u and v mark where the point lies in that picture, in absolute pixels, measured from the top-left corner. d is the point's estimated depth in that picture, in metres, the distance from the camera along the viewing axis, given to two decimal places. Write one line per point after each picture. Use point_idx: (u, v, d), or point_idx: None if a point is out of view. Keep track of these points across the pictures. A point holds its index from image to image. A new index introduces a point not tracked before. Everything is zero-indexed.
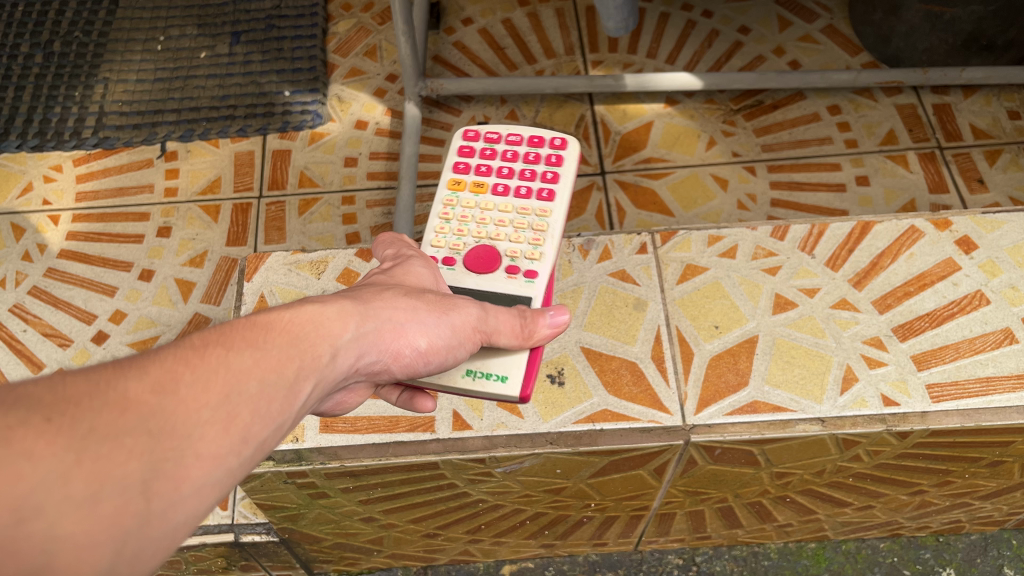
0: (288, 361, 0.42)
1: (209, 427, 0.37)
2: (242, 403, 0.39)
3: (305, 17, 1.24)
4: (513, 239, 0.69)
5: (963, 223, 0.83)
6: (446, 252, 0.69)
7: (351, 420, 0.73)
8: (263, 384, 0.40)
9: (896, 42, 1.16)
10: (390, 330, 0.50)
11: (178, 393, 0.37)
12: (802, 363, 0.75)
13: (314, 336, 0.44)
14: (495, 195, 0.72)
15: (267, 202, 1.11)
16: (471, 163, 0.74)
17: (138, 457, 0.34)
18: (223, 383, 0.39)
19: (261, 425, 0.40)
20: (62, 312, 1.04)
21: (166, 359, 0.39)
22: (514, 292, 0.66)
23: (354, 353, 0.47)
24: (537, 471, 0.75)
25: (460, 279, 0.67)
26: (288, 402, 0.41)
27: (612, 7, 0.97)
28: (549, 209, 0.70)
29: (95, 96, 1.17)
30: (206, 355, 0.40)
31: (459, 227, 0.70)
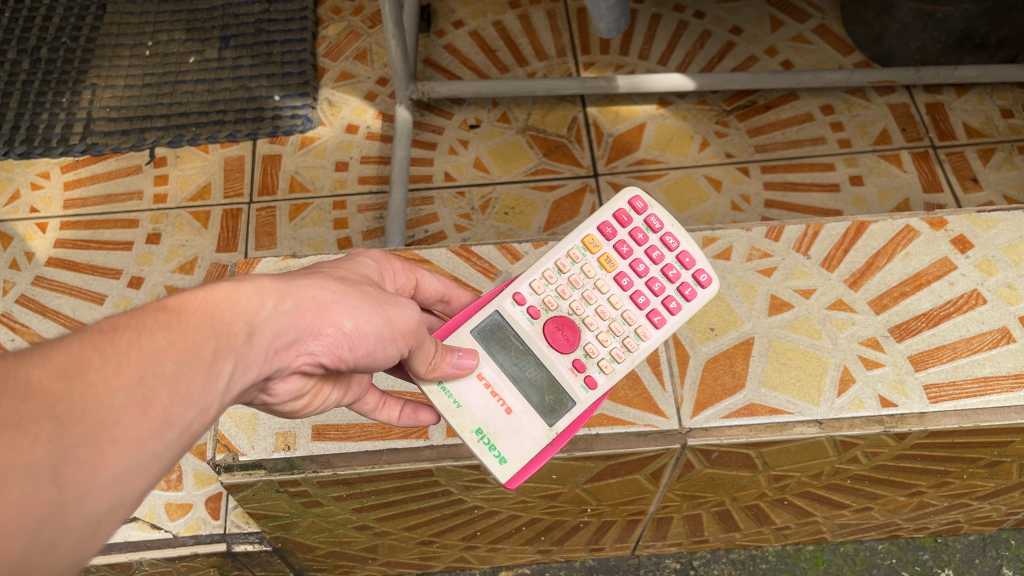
0: (206, 340, 0.41)
1: (125, 411, 0.36)
2: (160, 384, 0.38)
3: (295, 21, 1.23)
4: (597, 336, 0.67)
5: (958, 222, 0.83)
6: (537, 301, 0.68)
7: (343, 427, 0.72)
8: (181, 364, 0.39)
9: (888, 41, 1.16)
10: (314, 308, 0.48)
11: (87, 378, 0.36)
12: (799, 365, 0.74)
13: (231, 314, 0.43)
14: (617, 282, 0.69)
15: (257, 208, 1.10)
16: (621, 236, 0.70)
17: (44, 444, 0.33)
18: (138, 365, 0.38)
19: (184, 407, 0.38)
20: (50, 321, 1.02)
21: (73, 344, 0.37)
22: (568, 396, 0.65)
23: (275, 331, 0.45)
24: (532, 477, 0.74)
25: (529, 334, 0.67)
26: (210, 382, 0.40)
27: (603, 8, 0.96)
28: (650, 333, 0.67)
29: (83, 102, 1.16)
30: (117, 338, 0.38)
31: (561, 289, 0.68)
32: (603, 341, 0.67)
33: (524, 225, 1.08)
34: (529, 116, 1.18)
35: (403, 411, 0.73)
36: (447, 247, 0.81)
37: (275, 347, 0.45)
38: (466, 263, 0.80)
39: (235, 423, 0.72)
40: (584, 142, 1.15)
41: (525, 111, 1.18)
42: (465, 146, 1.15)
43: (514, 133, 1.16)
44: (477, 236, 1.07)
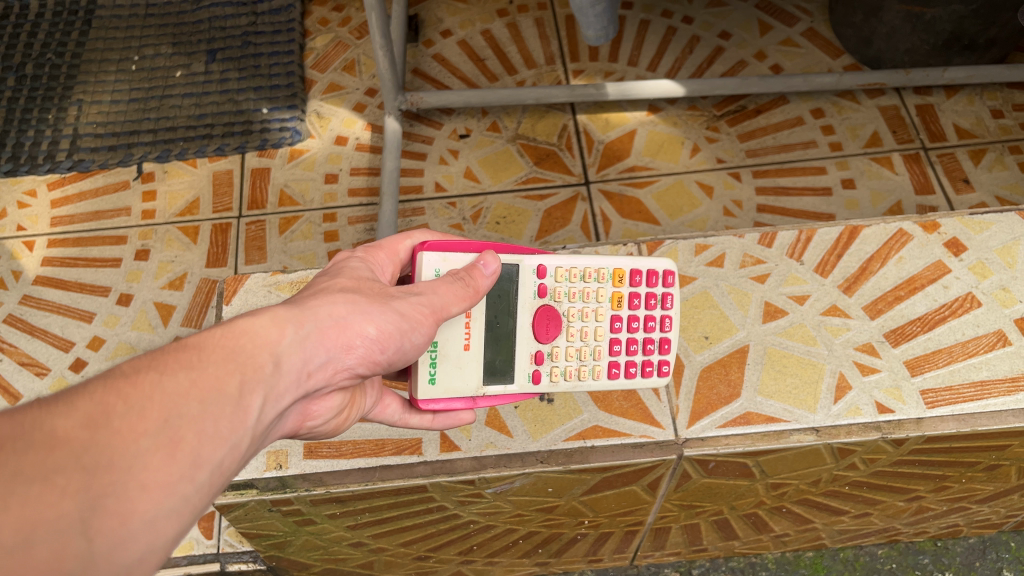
0: (229, 376, 0.39)
1: (154, 455, 0.34)
2: (187, 425, 0.36)
3: (282, 32, 1.23)
4: (565, 343, 0.68)
5: (951, 225, 0.82)
6: (550, 287, 0.69)
7: (335, 445, 0.71)
8: (206, 403, 0.37)
9: (877, 43, 1.16)
10: (334, 327, 0.47)
11: (112, 425, 0.34)
12: (794, 373, 0.74)
13: (252, 346, 0.41)
14: (608, 320, 0.71)
15: (246, 222, 1.09)
16: (641, 293, 0.72)
17: (72, 496, 0.31)
18: (162, 406, 0.36)
19: (213, 446, 0.37)
20: (38, 340, 1.01)
21: (94, 391, 0.35)
22: (506, 370, 0.67)
23: (302, 356, 0.44)
24: (528, 490, 0.73)
25: (524, 304, 0.68)
26: (237, 418, 0.38)
27: (591, 15, 0.96)
28: (600, 376, 0.68)
29: (68, 118, 1.15)
30: (140, 381, 0.36)
31: (572, 291, 0.70)
32: (565, 354, 0.68)
33: (516, 234, 1.07)
34: (519, 125, 1.17)
35: (396, 428, 0.72)
36: None
37: (305, 372, 0.44)
38: None
39: None
40: (575, 150, 1.14)
41: (515, 120, 1.17)
42: (455, 156, 1.14)
43: (504, 142, 1.16)
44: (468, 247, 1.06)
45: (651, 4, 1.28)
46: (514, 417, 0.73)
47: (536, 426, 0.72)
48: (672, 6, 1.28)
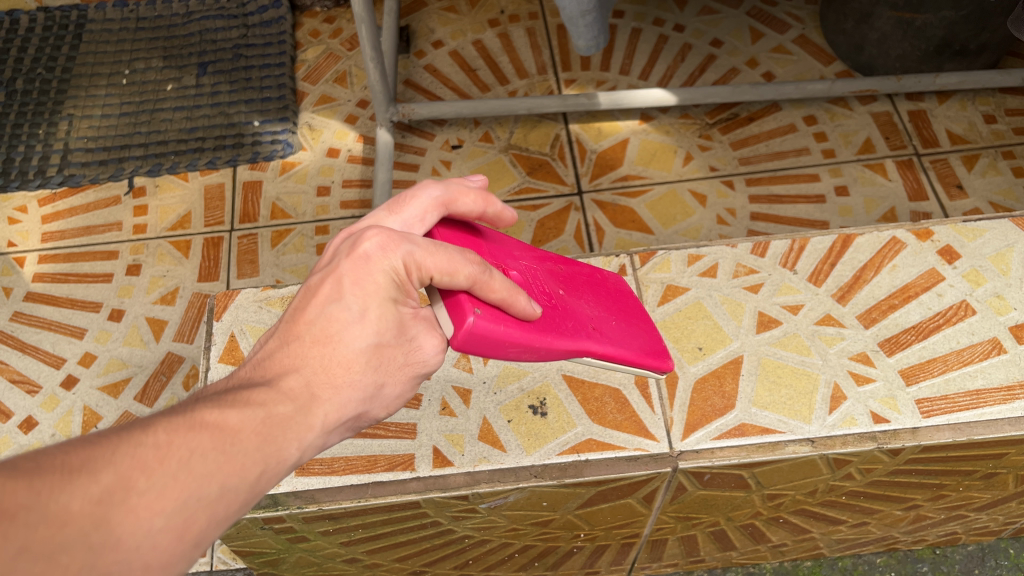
0: (251, 464, 0.41)
1: (160, 537, 0.36)
2: (198, 510, 0.38)
3: (273, 45, 1.23)
4: None
5: (944, 232, 0.82)
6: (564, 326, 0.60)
7: (327, 462, 0.70)
8: (223, 488, 0.39)
9: (869, 50, 1.16)
10: (353, 404, 0.48)
11: (131, 503, 0.36)
12: (789, 383, 0.73)
13: (280, 435, 0.43)
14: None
15: (238, 235, 1.09)
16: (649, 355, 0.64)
17: (78, 575, 0.33)
18: (182, 488, 0.37)
19: (211, 529, 0.39)
20: (29, 357, 1.01)
21: (125, 460, 0.36)
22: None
23: (316, 439, 0.45)
24: (523, 505, 0.73)
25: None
26: (243, 504, 0.40)
27: (582, 25, 0.96)
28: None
29: (59, 133, 1.15)
30: (169, 457, 0.38)
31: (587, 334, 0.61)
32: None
33: None
34: (512, 135, 1.17)
35: (388, 443, 0.71)
36: None
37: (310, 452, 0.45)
38: None
39: None
40: (567, 160, 1.14)
41: (507, 130, 1.17)
42: (448, 167, 1.14)
43: (496, 152, 1.15)
44: None
45: (643, 13, 1.28)
46: (507, 431, 0.72)
47: (530, 440, 0.71)
48: (663, 14, 1.28)
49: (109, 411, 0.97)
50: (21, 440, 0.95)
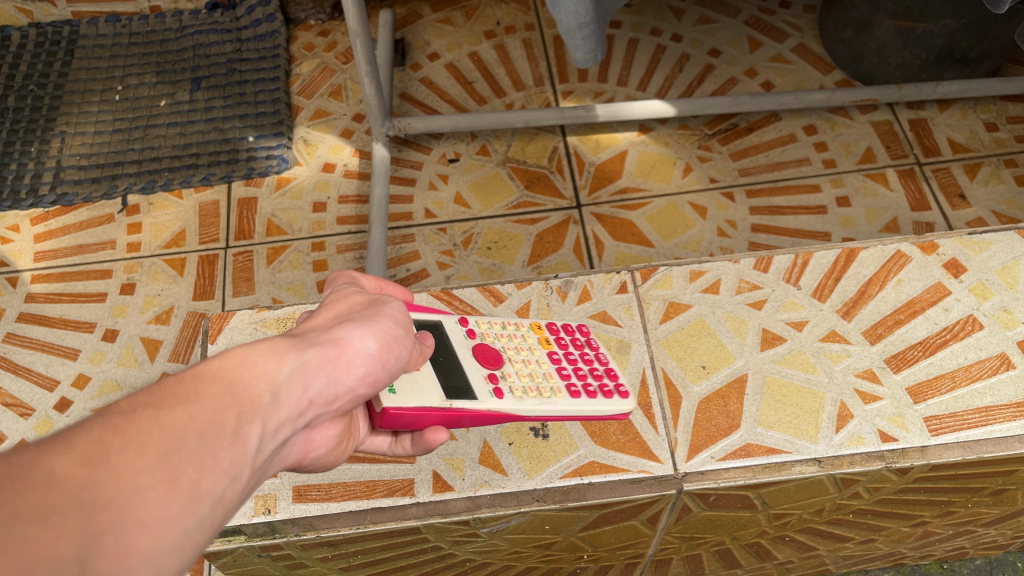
0: (228, 407, 0.37)
1: (152, 490, 0.33)
2: (185, 459, 0.34)
3: (267, 59, 1.22)
4: (516, 371, 0.64)
5: (950, 246, 0.81)
6: (478, 329, 0.66)
7: (325, 487, 0.69)
8: (205, 436, 0.35)
9: (868, 58, 1.15)
10: (333, 348, 0.43)
11: (111, 462, 0.32)
12: (795, 402, 0.72)
13: (250, 376, 0.39)
14: (549, 357, 0.67)
15: (234, 253, 1.07)
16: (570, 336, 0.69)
17: (71, 535, 0.30)
18: (160, 442, 0.34)
19: (213, 479, 0.35)
20: (22, 379, 0.99)
21: (91, 429, 0.33)
22: (472, 389, 0.61)
23: (302, 384, 0.41)
24: (525, 529, 0.71)
25: (457, 342, 0.64)
26: (237, 450, 0.36)
27: (579, 38, 0.95)
28: (563, 394, 0.63)
29: (52, 151, 1.14)
30: (136, 418, 0.34)
31: (498, 333, 0.67)
32: (519, 377, 0.64)
33: (509, 259, 1.06)
34: (509, 148, 1.16)
35: (387, 467, 0.70)
36: (428, 290, 0.79)
37: (308, 401, 0.41)
38: (449, 307, 0.78)
39: None
40: (566, 172, 1.13)
41: (504, 142, 1.16)
42: (445, 181, 1.13)
43: (494, 165, 1.14)
44: (460, 273, 1.05)
45: (640, 23, 1.27)
46: (508, 454, 0.70)
47: (532, 463, 0.70)
48: (660, 24, 1.27)
49: None
50: None
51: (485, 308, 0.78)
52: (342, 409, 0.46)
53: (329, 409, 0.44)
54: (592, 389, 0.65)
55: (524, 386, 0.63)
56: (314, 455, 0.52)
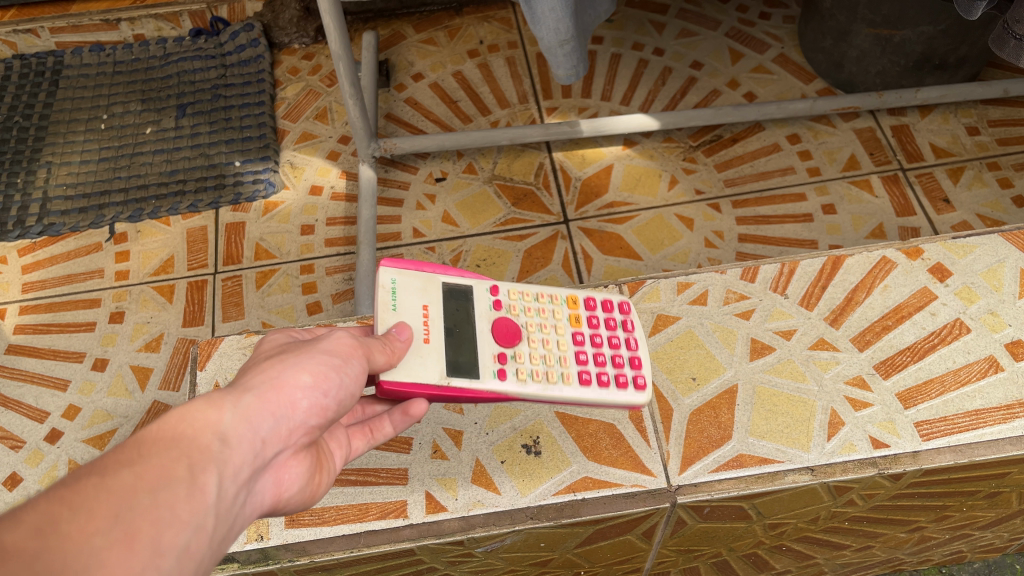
0: (175, 460, 0.35)
1: (110, 552, 0.31)
2: (140, 516, 0.32)
3: (252, 84, 1.23)
4: (532, 347, 0.64)
5: (934, 250, 0.81)
6: (505, 302, 0.66)
7: (318, 512, 0.68)
8: (156, 492, 0.33)
9: (849, 67, 1.16)
10: (269, 388, 0.43)
11: (62, 530, 0.30)
12: (786, 412, 0.72)
13: (192, 429, 0.37)
14: (572, 339, 0.65)
15: (223, 278, 1.07)
16: (598, 317, 0.68)
17: None
18: (111, 504, 0.32)
19: (174, 531, 0.33)
20: (12, 412, 0.98)
21: (37, 503, 0.31)
22: (476, 367, 0.61)
23: (247, 426, 0.40)
24: (520, 547, 0.71)
25: (479, 315, 0.64)
26: (193, 500, 0.34)
27: (560, 55, 0.95)
28: (572, 381, 0.62)
29: (38, 181, 1.14)
30: (82, 485, 0.32)
31: (527, 308, 0.66)
32: (531, 359, 0.63)
33: (498, 276, 1.06)
34: (495, 165, 1.16)
35: (379, 489, 0.69)
36: None
37: (257, 441, 0.40)
38: None
39: None
40: (553, 188, 1.14)
41: (491, 160, 1.17)
42: (433, 200, 1.13)
43: (481, 183, 1.15)
44: None
45: (622, 38, 1.28)
46: (501, 472, 0.70)
47: (524, 480, 0.69)
48: (642, 38, 1.28)
49: None
50: (6, 498, 0.93)
51: None
52: (297, 447, 0.45)
53: (285, 449, 0.43)
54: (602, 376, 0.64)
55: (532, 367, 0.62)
56: (288, 509, 0.49)
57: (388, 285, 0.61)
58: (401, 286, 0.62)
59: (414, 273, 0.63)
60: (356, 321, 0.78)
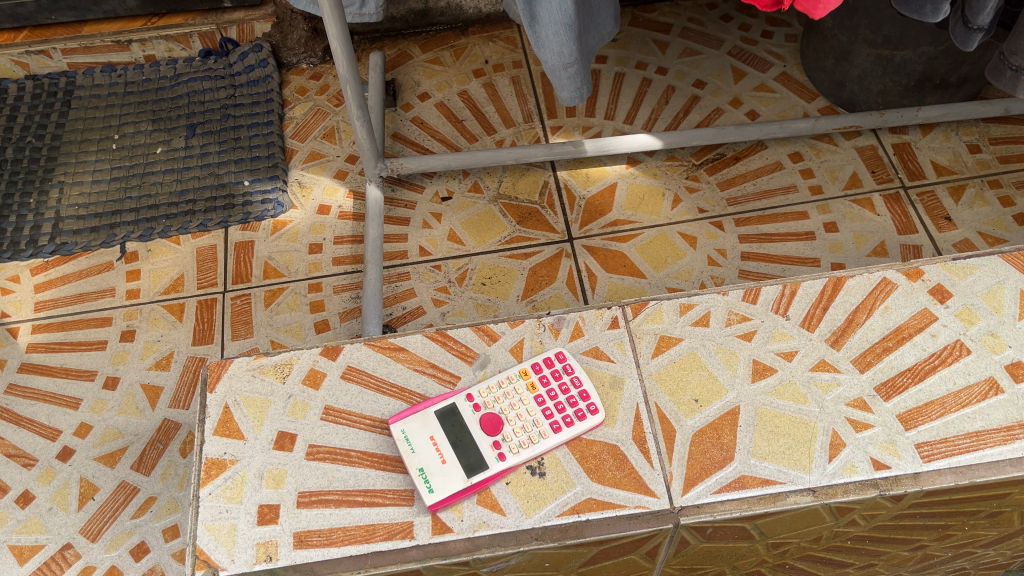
0: None
1: None
2: None
3: (260, 104, 1.25)
4: (515, 429, 0.73)
5: (935, 271, 0.82)
6: (478, 395, 0.75)
7: (326, 533, 0.69)
8: None
9: (850, 86, 1.17)
10: None
11: None
12: (788, 433, 0.73)
13: None
14: (540, 405, 0.74)
15: (232, 296, 1.09)
16: (549, 376, 0.76)
17: None
18: None
19: None
20: (25, 430, 1.00)
21: None
22: (482, 462, 0.71)
23: None
24: (525, 567, 0.72)
25: (464, 419, 0.74)
26: None
27: (564, 77, 0.96)
28: (550, 434, 0.73)
29: (51, 201, 1.16)
30: None
31: (496, 392, 0.75)
32: (516, 433, 0.73)
33: (503, 294, 1.07)
34: (501, 184, 1.18)
35: (386, 511, 0.70)
36: (422, 332, 0.80)
37: None
38: (443, 348, 0.79)
39: (214, 536, 0.69)
40: (557, 207, 1.15)
41: (496, 179, 1.18)
42: (439, 219, 1.14)
43: (486, 202, 1.16)
44: (456, 310, 1.06)
45: (625, 57, 1.30)
46: (506, 493, 0.71)
47: (529, 502, 0.70)
48: (645, 57, 1.29)
49: (106, 483, 0.96)
50: (19, 515, 0.94)
51: (479, 348, 0.79)
52: None
53: None
54: (570, 419, 0.73)
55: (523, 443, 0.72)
56: None
57: (400, 440, 0.72)
58: (408, 439, 0.72)
59: (413, 416, 0.73)
60: (363, 343, 0.79)
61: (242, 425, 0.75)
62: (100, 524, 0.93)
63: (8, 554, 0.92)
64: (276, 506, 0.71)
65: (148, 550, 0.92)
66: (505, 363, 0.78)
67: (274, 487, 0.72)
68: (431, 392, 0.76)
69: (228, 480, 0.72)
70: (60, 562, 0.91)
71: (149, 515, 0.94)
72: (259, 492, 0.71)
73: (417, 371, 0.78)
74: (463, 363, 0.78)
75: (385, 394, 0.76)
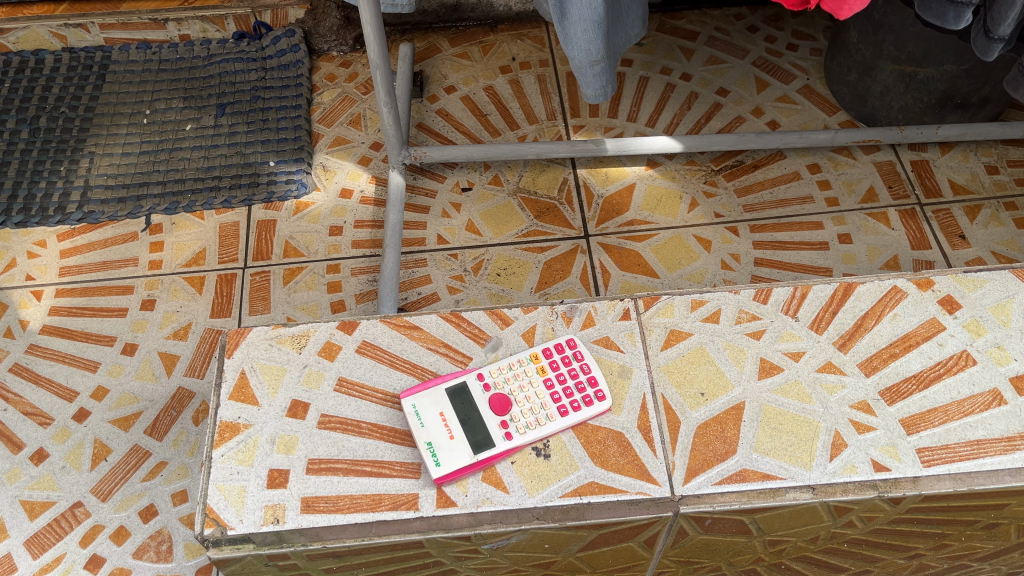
0: None
1: None
2: None
3: (290, 87, 1.27)
4: (522, 410, 0.75)
5: (945, 282, 0.83)
6: (490, 377, 0.76)
7: (333, 499, 0.71)
8: None
9: (872, 101, 1.19)
10: None
11: None
12: (791, 431, 0.74)
13: None
14: (549, 389, 0.76)
15: (252, 272, 1.11)
16: (561, 361, 0.77)
17: None
18: None
19: None
20: (43, 390, 1.02)
21: None
22: (489, 440, 0.73)
23: None
24: (525, 547, 0.73)
25: (475, 398, 0.75)
26: None
27: (590, 74, 0.98)
28: (557, 417, 0.74)
29: (80, 170, 1.19)
30: None
31: (509, 374, 0.77)
32: (524, 415, 0.74)
33: (517, 286, 1.08)
34: (521, 178, 1.20)
35: (392, 481, 0.72)
36: (438, 312, 0.82)
37: None
38: (457, 328, 0.81)
39: (224, 495, 0.71)
40: (575, 204, 1.17)
41: (516, 173, 1.20)
42: (458, 209, 1.16)
43: (505, 195, 1.18)
44: (470, 297, 1.08)
45: (651, 62, 1.31)
46: (511, 472, 0.72)
47: (533, 481, 0.72)
48: (670, 63, 1.31)
49: (119, 445, 0.98)
50: (32, 472, 0.97)
51: (492, 331, 0.81)
52: None
53: None
54: (576, 404, 0.75)
55: (529, 425, 0.74)
56: None
57: (411, 411, 0.74)
58: (419, 412, 0.74)
59: (426, 391, 0.75)
60: (379, 319, 0.81)
61: (257, 391, 0.77)
62: (111, 485, 0.95)
63: (19, 508, 0.94)
64: (286, 471, 0.72)
65: (156, 513, 0.93)
66: (517, 347, 0.80)
67: (284, 453, 0.73)
68: (443, 370, 0.78)
69: (241, 444, 0.74)
70: (70, 520, 0.93)
71: (159, 479, 0.96)
72: (270, 456, 0.73)
73: (430, 350, 0.79)
74: (476, 345, 0.80)
75: (398, 369, 0.78)
